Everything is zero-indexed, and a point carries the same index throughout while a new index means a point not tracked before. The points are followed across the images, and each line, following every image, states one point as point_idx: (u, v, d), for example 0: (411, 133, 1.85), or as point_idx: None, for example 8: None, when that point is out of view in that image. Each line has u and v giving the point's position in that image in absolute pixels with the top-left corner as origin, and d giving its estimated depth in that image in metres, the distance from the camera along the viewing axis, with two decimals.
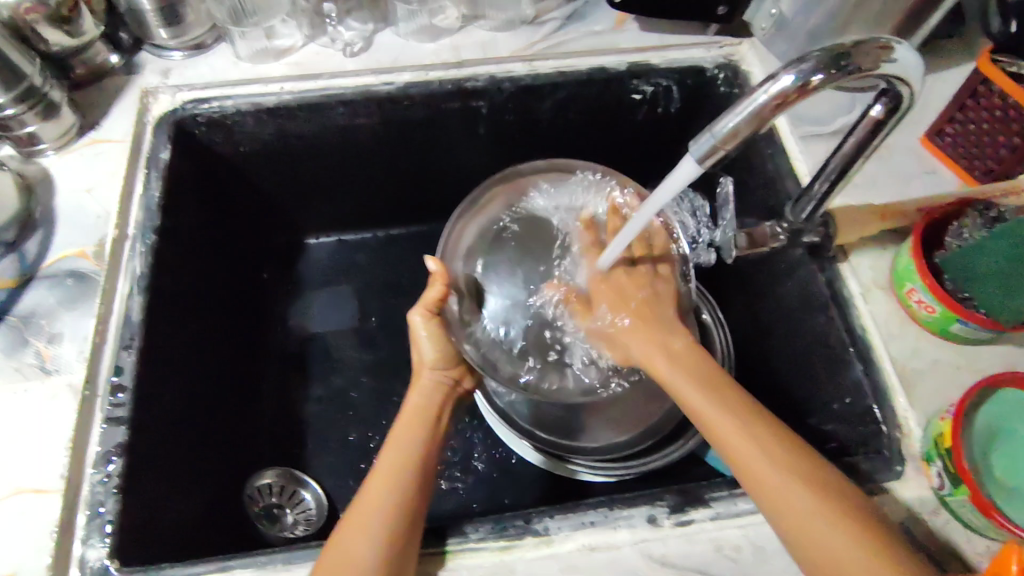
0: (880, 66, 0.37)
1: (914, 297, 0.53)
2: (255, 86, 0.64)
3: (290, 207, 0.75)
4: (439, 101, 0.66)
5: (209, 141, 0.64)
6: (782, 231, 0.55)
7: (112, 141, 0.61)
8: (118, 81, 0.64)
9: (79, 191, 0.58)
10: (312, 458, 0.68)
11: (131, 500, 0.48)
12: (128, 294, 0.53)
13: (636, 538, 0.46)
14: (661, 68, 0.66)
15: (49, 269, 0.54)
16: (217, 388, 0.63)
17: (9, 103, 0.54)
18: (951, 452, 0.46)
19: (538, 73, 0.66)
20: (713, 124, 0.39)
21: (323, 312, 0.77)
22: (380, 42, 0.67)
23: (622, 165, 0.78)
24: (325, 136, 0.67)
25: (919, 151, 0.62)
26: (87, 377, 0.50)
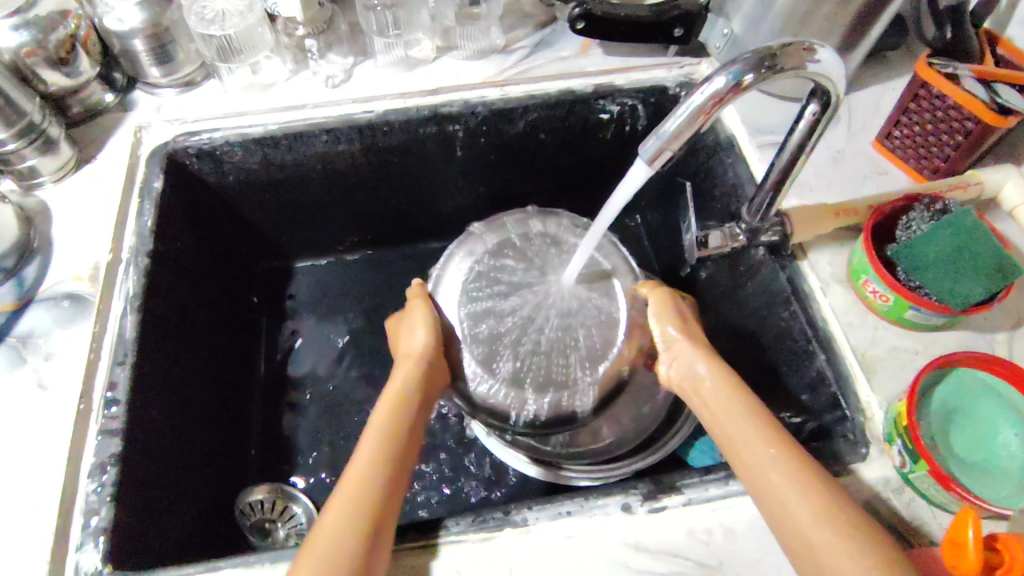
0: (804, 66, 0.40)
1: (869, 287, 0.56)
2: (242, 118, 0.67)
3: (280, 233, 0.79)
4: (416, 126, 0.69)
5: (199, 171, 0.68)
6: (740, 232, 0.58)
7: (108, 174, 0.64)
8: (114, 117, 0.68)
9: (76, 220, 0.61)
10: (303, 474, 0.70)
11: (124, 509, 0.49)
12: (123, 313, 0.56)
13: (611, 525, 0.48)
14: (626, 88, 0.70)
15: (46, 292, 0.57)
16: (208, 406, 0.65)
17: (9, 138, 0.58)
18: (909, 430, 0.48)
19: (509, 97, 0.70)
20: (658, 127, 0.43)
21: (313, 334, 0.80)
22: (360, 73, 0.72)
23: (595, 182, 0.81)
24: (309, 163, 0.71)
25: (872, 154, 0.66)
26: (83, 392, 0.52)
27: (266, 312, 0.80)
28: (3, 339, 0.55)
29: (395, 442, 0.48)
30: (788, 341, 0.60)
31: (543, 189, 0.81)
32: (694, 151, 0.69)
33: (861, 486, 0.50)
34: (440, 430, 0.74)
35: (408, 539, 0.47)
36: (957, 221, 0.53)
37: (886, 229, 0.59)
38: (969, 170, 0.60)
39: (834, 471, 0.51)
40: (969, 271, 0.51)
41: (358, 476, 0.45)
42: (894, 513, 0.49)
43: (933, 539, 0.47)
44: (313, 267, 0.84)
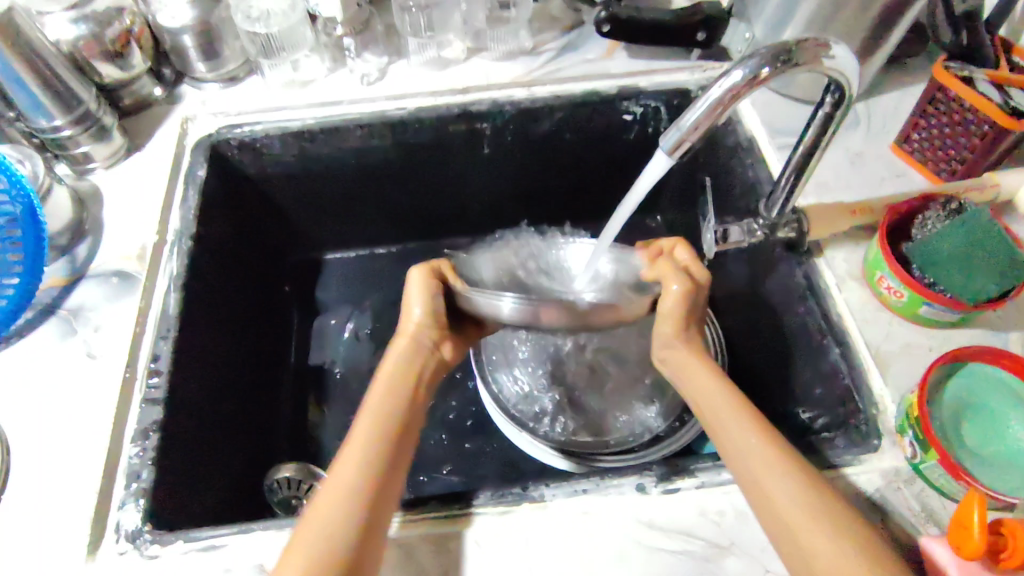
0: (818, 60, 0.43)
1: (884, 283, 0.57)
2: (282, 114, 0.71)
3: (313, 225, 0.82)
4: (446, 124, 0.72)
5: (240, 163, 0.71)
6: (758, 228, 0.59)
7: (154, 161, 0.68)
8: (162, 109, 0.72)
9: (125, 204, 0.65)
10: (328, 455, 0.72)
11: (163, 473, 0.52)
12: (167, 289, 0.59)
13: (625, 504, 0.50)
14: (649, 90, 0.72)
15: (96, 270, 0.61)
16: (242, 385, 0.68)
17: (66, 124, 0.62)
18: (919, 420, 0.49)
19: (536, 97, 0.73)
20: (678, 119, 0.45)
21: (341, 323, 0.83)
22: (394, 72, 0.75)
23: (618, 182, 0.83)
24: (343, 157, 0.74)
25: (890, 157, 0.67)
26: (129, 362, 0.55)
27: (297, 301, 0.84)
28: (55, 312, 0.58)
29: (392, 423, 0.48)
30: (804, 336, 0.62)
31: (567, 188, 0.84)
32: (714, 152, 0.71)
33: (873, 474, 0.51)
34: (461, 418, 0.76)
35: (431, 509, 0.49)
36: (971, 220, 0.54)
37: (903, 228, 0.60)
38: (986, 173, 0.61)
39: (846, 460, 0.52)
40: (982, 268, 0.52)
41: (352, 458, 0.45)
42: (904, 503, 0.50)
43: (942, 528, 0.48)
44: (343, 260, 0.88)
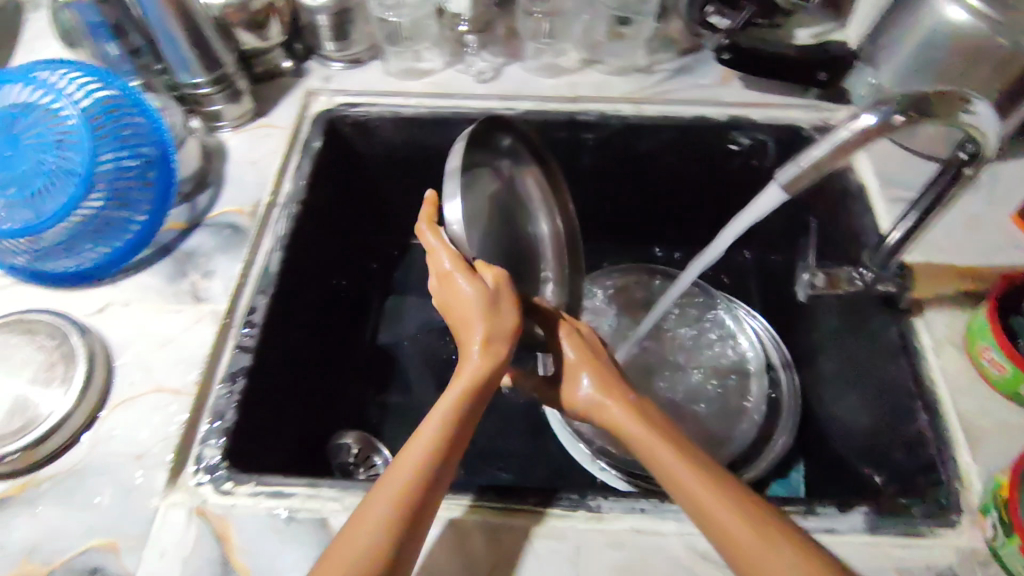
0: (957, 115, 0.41)
1: (986, 355, 0.54)
2: (396, 99, 0.74)
3: (406, 211, 0.85)
4: (550, 129, 0.74)
5: (351, 140, 0.75)
6: (860, 279, 0.58)
7: (275, 127, 0.72)
8: (288, 81, 0.77)
9: (245, 163, 0.69)
10: (389, 431, 0.75)
11: (244, 416, 0.55)
12: (271, 249, 0.63)
13: (680, 530, 0.49)
14: (758, 122, 0.72)
15: (212, 219, 0.65)
16: (322, 349, 0.71)
17: (205, 83, 0.67)
18: (1008, 503, 0.46)
19: (644, 114, 0.73)
20: (800, 155, 0.45)
21: (418, 306, 0.85)
22: (508, 73, 0.76)
23: (712, 212, 0.83)
24: (448, 149, 0.77)
25: (1010, 226, 0.63)
26: (229, 308, 0.59)
27: (381, 281, 0.87)
28: (171, 252, 0.63)
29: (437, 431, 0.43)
30: (892, 397, 0.59)
31: (657, 210, 0.84)
32: (820, 195, 0.69)
33: (946, 550, 0.49)
34: (521, 419, 0.77)
35: (489, 499, 0.50)
36: None
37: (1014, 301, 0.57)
38: None
39: (917, 530, 0.49)
40: None
41: (393, 488, 0.41)
42: None
43: None
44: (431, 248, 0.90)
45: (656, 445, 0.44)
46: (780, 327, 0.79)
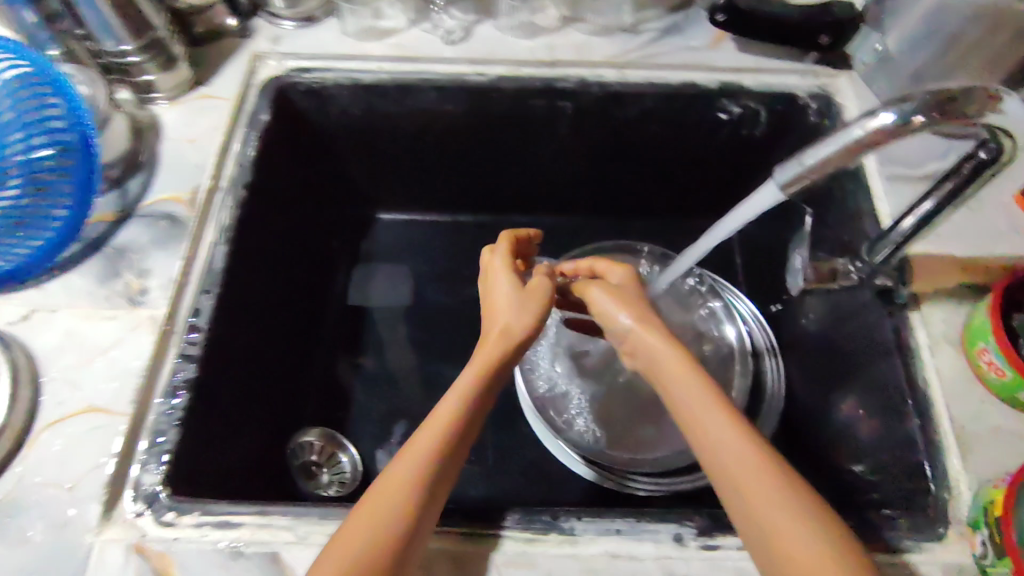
0: (985, 115, 0.39)
1: (985, 357, 0.56)
2: (355, 62, 0.74)
3: (445, 158, 0.84)
4: (670, 97, 0.74)
5: (304, 107, 0.76)
6: (854, 270, 0.61)
7: (268, 101, 0.72)
8: (233, 42, 0.76)
9: (182, 141, 0.70)
10: (354, 427, 0.80)
11: (183, 442, 0.57)
12: (215, 241, 0.64)
13: (659, 553, 0.52)
14: (751, 90, 0.73)
15: (146, 210, 0.66)
16: (294, 320, 0.77)
17: (135, 52, 0.66)
18: (1000, 523, 0.49)
19: (762, 82, 0.73)
20: (802, 154, 0.45)
21: (385, 283, 0.90)
22: (479, 33, 0.77)
23: (748, 189, 0.85)
24: (412, 116, 0.77)
25: (1012, 208, 0.63)
26: (169, 314, 0.60)
27: (348, 250, 0.91)
28: (101, 248, 0.64)
29: (716, 412, 0.46)
30: (879, 396, 0.61)
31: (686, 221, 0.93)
32: (827, 207, 0.69)
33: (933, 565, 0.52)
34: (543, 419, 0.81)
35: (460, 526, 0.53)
36: None
37: (1016, 299, 0.57)
38: None
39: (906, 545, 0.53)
40: None
41: (759, 477, 0.42)
42: None
43: None
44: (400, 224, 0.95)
45: (669, 358, 0.50)
46: (770, 312, 0.81)
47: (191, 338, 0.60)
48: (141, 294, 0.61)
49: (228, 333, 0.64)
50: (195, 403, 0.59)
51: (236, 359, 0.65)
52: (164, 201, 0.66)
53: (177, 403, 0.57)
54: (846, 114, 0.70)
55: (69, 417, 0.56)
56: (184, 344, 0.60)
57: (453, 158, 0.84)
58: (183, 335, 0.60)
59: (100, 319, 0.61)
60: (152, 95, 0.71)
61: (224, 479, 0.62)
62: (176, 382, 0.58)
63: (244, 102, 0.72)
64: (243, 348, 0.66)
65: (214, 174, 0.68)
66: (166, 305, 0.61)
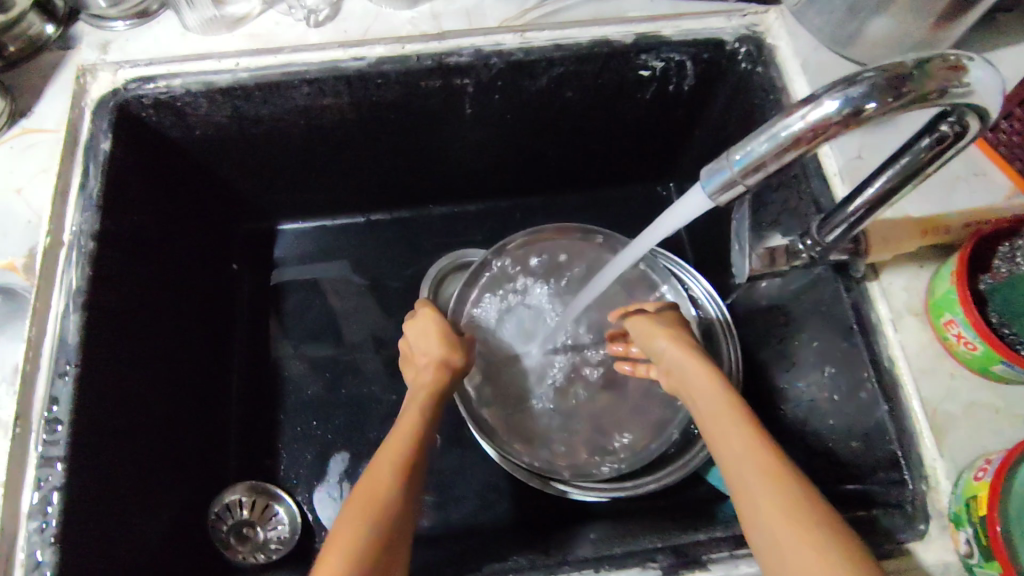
0: (948, 95, 0.32)
1: (953, 329, 0.50)
2: (207, 62, 0.62)
3: (338, 157, 0.73)
4: (584, 60, 0.64)
5: (158, 123, 0.63)
6: (804, 250, 0.53)
7: (105, 123, 0.60)
8: (55, 56, 0.62)
9: (9, 191, 0.57)
10: (283, 474, 0.70)
11: (71, 556, 0.48)
12: (65, 309, 0.53)
13: None
14: (673, 41, 0.63)
15: None
16: (192, 370, 0.68)
17: None
18: (985, 521, 0.44)
19: (683, 30, 0.64)
20: (732, 152, 0.36)
21: (298, 301, 0.79)
22: (348, 8, 0.64)
23: (682, 146, 0.77)
24: (290, 117, 0.66)
25: (968, 148, 0.57)
26: (19, 412, 0.50)
27: (250, 271, 0.79)
28: None
29: (750, 430, 0.45)
30: (843, 378, 0.56)
31: (620, 185, 0.85)
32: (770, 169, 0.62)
33: (915, 567, 0.48)
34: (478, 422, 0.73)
35: None
36: None
37: (980, 258, 0.52)
38: None
39: (888, 549, 0.48)
40: None
41: (759, 492, 0.42)
42: None
43: None
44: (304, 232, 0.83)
45: (708, 385, 0.49)
46: (719, 280, 0.75)
47: (53, 434, 0.50)
48: None
49: (102, 414, 0.54)
50: (73, 508, 0.49)
51: (120, 441, 0.55)
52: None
53: (52, 519, 0.48)
54: (779, 58, 0.62)
55: None
56: (44, 443, 0.49)
57: (348, 156, 0.73)
58: (43, 431, 0.50)
59: None
60: None
61: None
62: (43, 491, 0.48)
63: (79, 130, 0.60)
64: (129, 423, 0.57)
65: (51, 230, 0.55)
66: (18, 403, 0.50)
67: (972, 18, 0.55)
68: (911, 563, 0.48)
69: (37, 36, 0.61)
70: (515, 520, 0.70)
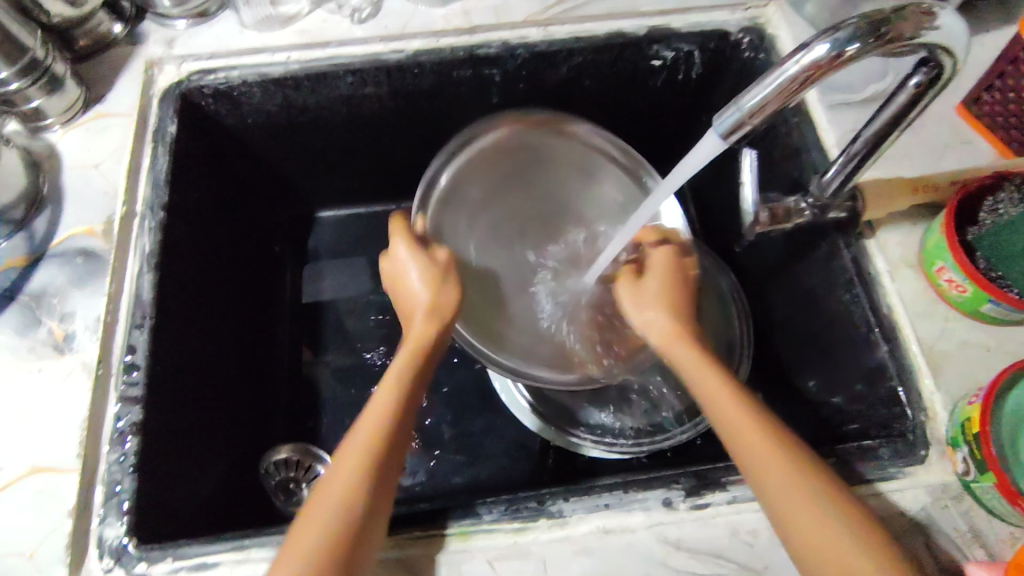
0: (920, 34, 0.38)
1: (944, 275, 0.55)
2: (261, 57, 0.68)
3: (375, 145, 0.79)
4: (602, 49, 0.71)
5: (215, 112, 0.70)
6: (806, 206, 0.58)
7: (171, 110, 0.66)
8: (123, 51, 0.69)
9: (86, 167, 0.64)
10: (326, 435, 0.76)
11: (145, 483, 0.54)
12: (140, 270, 0.59)
13: (650, 521, 0.51)
14: (682, 32, 0.70)
15: (58, 247, 0.60)
16: (240, 339, 0.73)
17: (13, 77, 0.59)
18: (979, 438, 0.49)
19: (691, 23, 0.70)
20: (739, 98, 0.42)
21: (336, 281, 0.85)
22: (388, 7, 0.71)
23: (691, 133, 0.83)
24: (333, 106, 0.72)
25: (953, 120, 0.63)
26: (100, 357, 0.56)
27: (288, 254, 0.85)
28: (16, 297, 0.59)
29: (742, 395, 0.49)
30: (846, 328, 0.61)
31: None
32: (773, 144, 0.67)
33: (919, 489, 0.52)
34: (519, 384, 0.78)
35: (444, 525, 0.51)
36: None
37: (968, 212, 0.57)
38: None
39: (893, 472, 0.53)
40: None
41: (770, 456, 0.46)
42: (962, 506, 0.51)
43: (993, 548, 0.49)
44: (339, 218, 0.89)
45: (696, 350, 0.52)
46: (729, 255, 0.80)
47: (131, 377, 0.56)
48: (67, 340, 0.57)
49: (170, 365, 0.60)
50: (146, 445, 0.55)
51: (184, 391, 0.61)
52: (76, 235, 0.61)
53: (129, 452, 0.53)
54: (778, 47, 0.69)
55: (12, 485, 0.52)
56: (123, 384, 0.55)
57: (383, 144, 0.79)
58: (121, 375, 0.56)
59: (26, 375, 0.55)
60: (43, 122, 0.64)
61: (196, 515, 0.59)
62: (123, 427, 0.54)
63: (147, 115, 0.66)
64: (191, 376, 0.62)
65: (127, 198, 0.62)
66: (99, 348, 0.56)
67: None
68: (915, 485, 0.52)
69: (108, 33, 0.68)
70: (541, 478, 0.74)
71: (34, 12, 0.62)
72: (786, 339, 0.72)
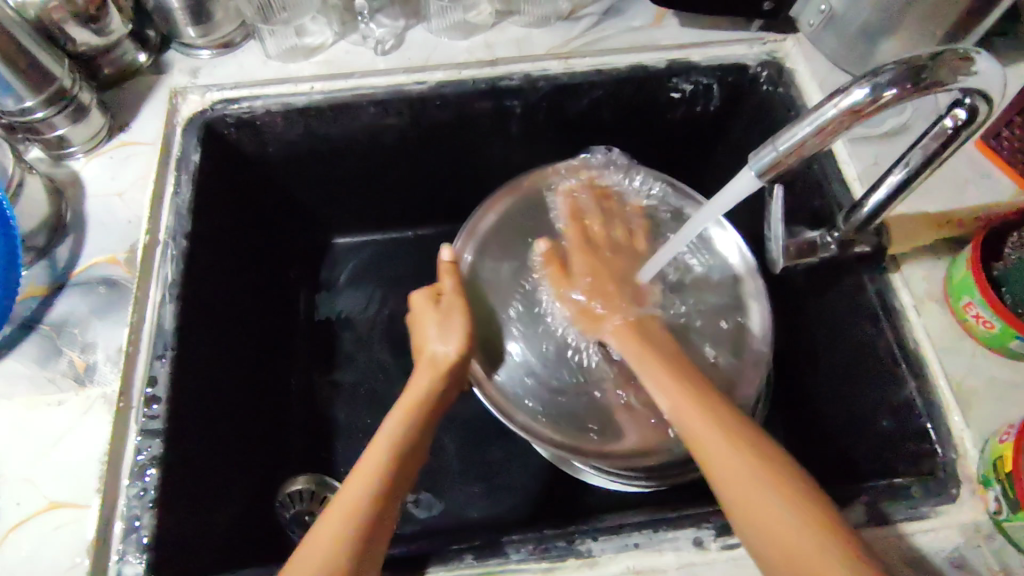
0: (956, 79, 0.39)
1: (971, 310, 0.55)
2: (285, 87, 0.69)
3: (393, 173, 0.79)
4: (622, 82, 0.71)
5: (236, 141, 0.69)
6: (833, 240, 0.57)
7: (194, 139, 0.66)
8: (148, 80, 0.70)
9: (110, 196, 0.64)
10: (341, 466, 0.75)
11: (163, 519, 0.53)
12: (161, 300, 0.59)
13: (682, 561, 0.50)
14: (701, 66, 0.71)
15: (81, 276, 0.60)
16: (258, 367, 0.73)
17: (39, 106, 0.59)
18: (1011, 478, 0.48)
19: (711, 56, 0.71)
20: (775, 139, 0.42)
21: (352, 309, 0.85)
22: (411, 39, 0.72)
23: (709, 164, 0.84)
24: (354, 135, 0.72)
25: (974, 155, 0.63)
26: (122, 389, 0.55)
27: (302, 281, 0.85)
28: (37, 327, 0.58)
29: (738, 448, 0.47)
30: (871, 362, 0.61)
31: None
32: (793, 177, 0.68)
33: (951, 528, 0.51)
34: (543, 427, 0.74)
35: (472, 563, 0.50)
36: None
37: (993, 247, 0.57)
38: None
39: (922, 510, 0.52)
40: None
41: (758, 505, 0.43)
42: (995, 545, 0.50)
43: None
44: (355, 244, 0.89)
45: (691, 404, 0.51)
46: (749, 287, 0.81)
47: (151, 410, 0.55)
48: (88, 371, 0.56)
49: (191, 397, 0.59)
50: (166, 479, 0.54)
51: (205, 422, 0.60)
52: (99, 264, 0.61)
53: (149, 487, 0.52)
54: (798, 81, 0.69)
55: (28, 520, 0.50)
56: (144, 416, 0.55)
57: (403, 173, 0.79)
58: (142, 408, 0.55)
59: (46, 406, 0.55)
60: (66, 151, 0.64)
61: (213, 551, 0.58)
62: (143, 460, 0.53)
63: (170, 144, 0.66)
64: (210, 406, 0.62)
65: (150, 228, 0.62)
66: (120, 380, 0.56)
67: (971, 38, 0.62)
68: (946, 525, 0.52)
69: (133, 62, 0.69)
70: (565, 510, 0.73)
71: (60, 41, 0.62)
72: (808, 371, 0.72)
